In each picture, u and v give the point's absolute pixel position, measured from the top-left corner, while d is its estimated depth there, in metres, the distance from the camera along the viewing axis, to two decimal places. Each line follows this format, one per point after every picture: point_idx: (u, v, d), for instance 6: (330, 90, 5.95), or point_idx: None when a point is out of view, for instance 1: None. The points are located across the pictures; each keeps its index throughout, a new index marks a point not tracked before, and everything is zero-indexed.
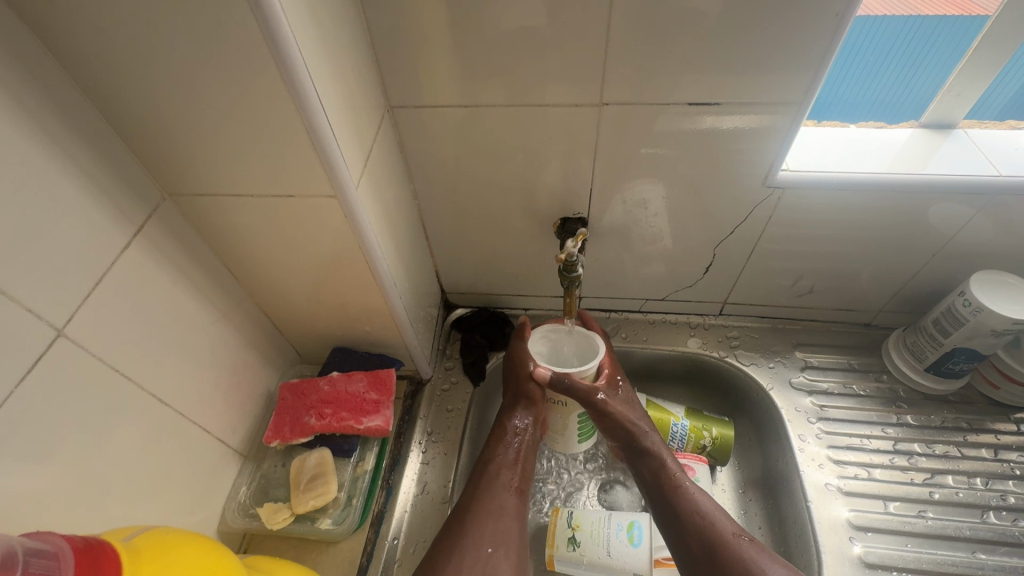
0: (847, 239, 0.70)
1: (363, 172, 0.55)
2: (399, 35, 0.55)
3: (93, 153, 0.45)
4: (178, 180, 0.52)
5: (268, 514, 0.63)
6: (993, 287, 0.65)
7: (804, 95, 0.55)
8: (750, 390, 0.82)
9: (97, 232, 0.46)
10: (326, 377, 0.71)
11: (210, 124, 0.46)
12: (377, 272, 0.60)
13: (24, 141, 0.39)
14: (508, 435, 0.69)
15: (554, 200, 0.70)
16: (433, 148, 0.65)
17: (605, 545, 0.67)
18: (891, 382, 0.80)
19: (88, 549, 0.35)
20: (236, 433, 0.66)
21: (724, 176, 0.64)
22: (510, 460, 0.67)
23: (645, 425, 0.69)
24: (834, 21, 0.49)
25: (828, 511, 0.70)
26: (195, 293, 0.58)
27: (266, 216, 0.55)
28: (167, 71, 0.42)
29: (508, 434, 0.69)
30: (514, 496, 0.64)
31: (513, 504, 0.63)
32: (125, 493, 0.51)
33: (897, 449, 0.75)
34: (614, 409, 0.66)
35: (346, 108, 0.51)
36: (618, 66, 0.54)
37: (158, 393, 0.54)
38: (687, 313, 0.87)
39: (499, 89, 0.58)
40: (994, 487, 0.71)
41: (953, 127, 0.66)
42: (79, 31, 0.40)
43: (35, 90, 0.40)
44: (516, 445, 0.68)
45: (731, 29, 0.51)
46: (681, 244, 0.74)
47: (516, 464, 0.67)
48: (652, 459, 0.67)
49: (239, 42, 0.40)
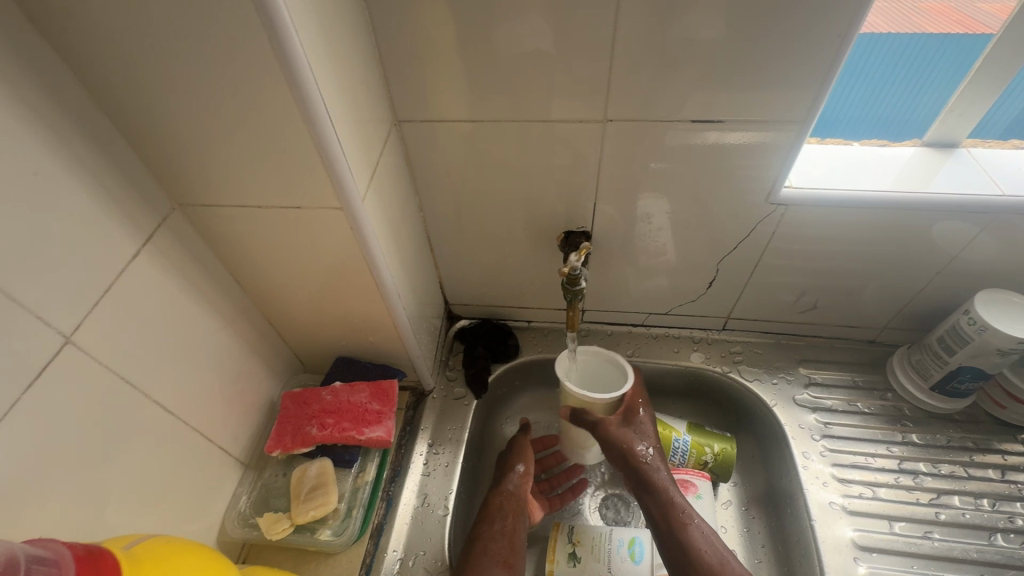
0: (851, 255, 0.70)
1: (369, 185, 0.55)
2: (407, 51, 0.56)
3: (106, 163, 0.46)
4: (187, 190, 0.52)
5: (268, 524, 0.63)
6: (998, 306, 0.65)
7: (806, 113, 0.56)
8: (753, 406, 0.82)
9: (108, 242, 0.47)
10: (329, 387, 0.71)
11: (222, 138, 0.47)
12: (381, 283, 0.61)
13: (40, 151, 0.41)
14: (496, 510, 0.69)
15: (559, 213, 0.70)
16: (438, 161, 0.66)
17: (605, 562, 0.67)
18: (896, 400, 0.79)
19: (89, 557, 0.35)
20: (238, 442, 0.67)
21: (728, 192, 0.64)
22: (498, 533, 0.67)
23: (655, 460, 0.69)
24: (836, 42, 0.50)
25: (832, 531, 0.69)
26: (202, 302, 0.58)
27: (274, 227, 0.56)
28: (183, 85, 0.43)
29: (495, 510, 0.69)
30: (500, 568, 0.63)
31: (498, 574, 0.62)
32: (127, 499, 0.51)
33: (901, 468, 0.74)
34: (620, 437, 0.69)
35: (354, 123, 0.52)
36: (621, 83, 0.55)
37: (163, 400, 0.54)
38: (691, 328, 0.87)
39: (505, 104, 0.59)
40: (1001, 508, 0.70)
41: (956, 145, 0.66)
42: (99, 45, 0.41)
43: (52, 102, 0.41)
44: (502, 520, 0.68)
45: (733, 49, 0.52)
46: (684, 258, 0.74)
47: (504, 537, 0.66)
48: (659, 495, 0.67)
49: (252, 57, 0.41)
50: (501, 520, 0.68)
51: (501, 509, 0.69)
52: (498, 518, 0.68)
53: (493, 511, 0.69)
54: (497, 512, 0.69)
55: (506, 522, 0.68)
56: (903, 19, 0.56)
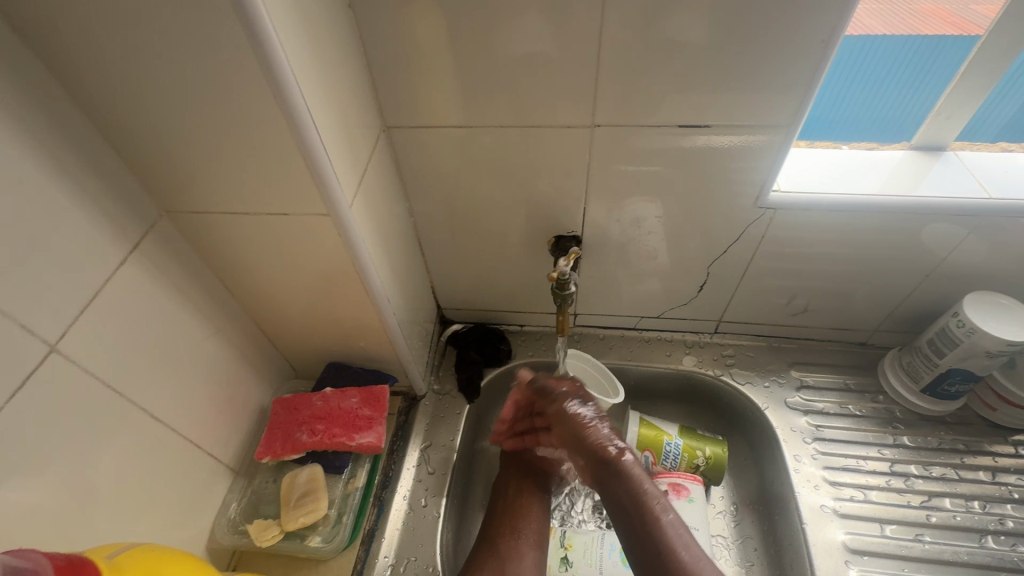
0: (841, 258, 0.70)
1: (357, 191, 0.56)
2: (395, 58, 0.56)
3: (91, 171, 0.46)
4: (175, 197, 0.53)
5: (257, 531, 0.63)
6: (987, 308, 0.65)
7: (794, 116, 0.56)
8: (745, 409, 0.82)
9: (93, 250, 0.47)
10: (319, 393, 0.71)
11: (208, 146, 0.47)
12: (370, 289, 0.61)
13: (24, 160, 0.41)
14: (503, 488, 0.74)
15: (549, 217, 0.70)
16: (428, 165, 0.66)
17: (598, 566, 0.66)
18: (887, 402, 0.79)
19: (72, 566, 0.35)
20: (228, 449, 0.67)
21: (717, 196, 0.65)
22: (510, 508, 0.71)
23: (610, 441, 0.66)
24: (820, 47, 0.50)
25: (824, 533, 0.69)
26: (190, 308, 0.58)
27: (263, 234, 0.56)
28: (167, 92, 0.43)
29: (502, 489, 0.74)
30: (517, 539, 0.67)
31: (533, 558, 0.65)
32: (114, 507, 0.51)
33: (893, 471, 0.74)
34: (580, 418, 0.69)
35: (342, 129, 0.52)
36: (609, 88, 0.56)
37: (151, 408, 0.54)
38: (683, 331, 0.87)
39: (493, 109, 0.59)
40: (992, 510, 0.70)
41: (942, 149, 0.66)
42: (81, 52, 0.41)
43: (37, 111, 0.41)
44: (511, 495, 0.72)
45: (718, 56, 0.52)
46: (676, 262, 0.74)
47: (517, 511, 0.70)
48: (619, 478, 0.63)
49: (237, 65, 0.41)
50: (514, 511, 0.70)
51: (514, 507, 0.70)
52: (504, 492, 0.73)
53: (507, 509, 0.70)
54: (509, 495, 0.72)
55: (530, 521, 0.69)
56: (895, 20, 0.56)
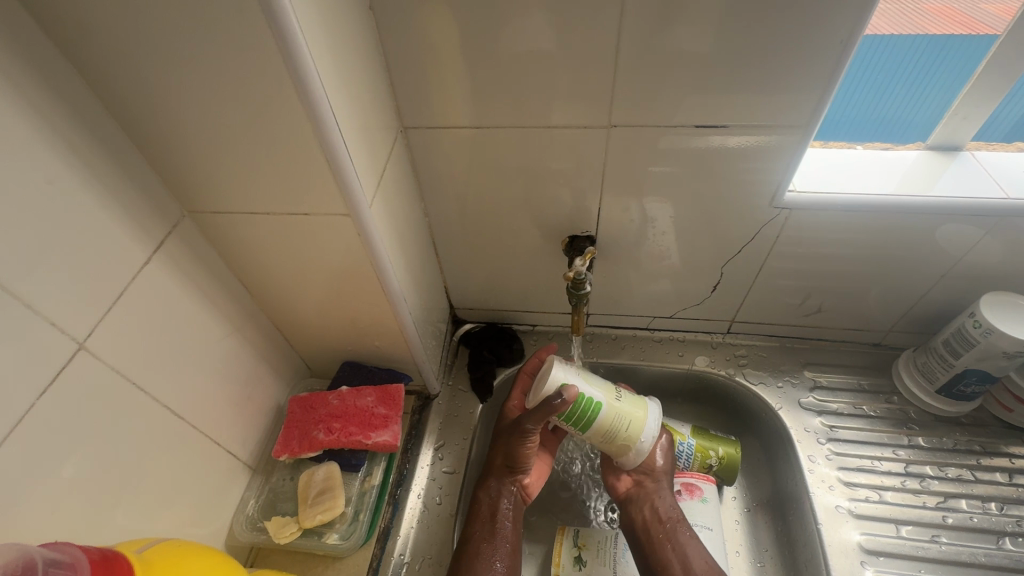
0: (857, 258, 0.70)
1: (376, 191, 0.56)
2: (413, 58, 0.57)
3: (117, 171, 0.47)
4: (197, 197, 0.53)
5: (275, 528, 0.63)
6: (1004, 309, 0.65)
7: (812, 116, 0.56)
8: (759, 409, 0.82)
9: (119, 249, 0.48)
10: (335, 391, 0.71)
11: (231, 146, 0.48)
12: (388, 289, 0.61)
13: (53, 161, 0.41)
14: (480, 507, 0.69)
15: (564, 217, 0.70)
16: (444, 166, 0.67)
17: (611, 566, 0.67)
18: (902, 403, 0.79)
19: (103, 561, 0.36)
20: (246, 446, 0.67)
21: (732, 196, 0.65)
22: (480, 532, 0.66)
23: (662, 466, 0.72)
24: (838, 47, 0.50)
25: (839, 534, 0.69)
26: (210, 307, 0.59)
27: (281, 233, 0.56)
28: (192, 93, 0.44)
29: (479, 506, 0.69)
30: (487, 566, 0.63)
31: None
32: (137, 503, 0.52)
33: (908, 472, 0.74)
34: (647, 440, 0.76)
35: (361, 128, 0.52)
36: (625, 88, 0.56)
37: (173, 406, 0.55)
38: (696, 331, 0.87)
39: (510, 109, 0.59)
40: (1009, 512, 0.70)
41: (960, 149, 0.66)
42: (109, 55, 0.42)
43: (66, 113, 0.42)
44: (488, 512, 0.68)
45: (735, 56, 0.52)
46: (690, 262, 0.74)
47: (489, 535, 0.66)
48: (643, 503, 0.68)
49: (261, 67, 0.42)
50: (494, 542, 0.65)
51: (491, 537, 0.65)
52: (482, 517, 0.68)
53: (485, 539, 0.65)
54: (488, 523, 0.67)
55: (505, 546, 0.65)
56: (904, 19, 0.56)
